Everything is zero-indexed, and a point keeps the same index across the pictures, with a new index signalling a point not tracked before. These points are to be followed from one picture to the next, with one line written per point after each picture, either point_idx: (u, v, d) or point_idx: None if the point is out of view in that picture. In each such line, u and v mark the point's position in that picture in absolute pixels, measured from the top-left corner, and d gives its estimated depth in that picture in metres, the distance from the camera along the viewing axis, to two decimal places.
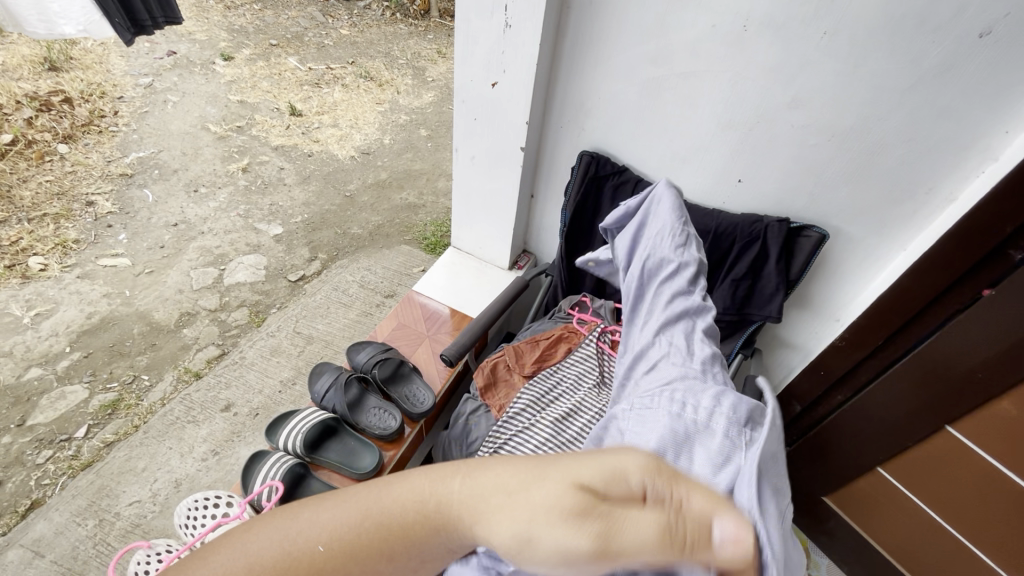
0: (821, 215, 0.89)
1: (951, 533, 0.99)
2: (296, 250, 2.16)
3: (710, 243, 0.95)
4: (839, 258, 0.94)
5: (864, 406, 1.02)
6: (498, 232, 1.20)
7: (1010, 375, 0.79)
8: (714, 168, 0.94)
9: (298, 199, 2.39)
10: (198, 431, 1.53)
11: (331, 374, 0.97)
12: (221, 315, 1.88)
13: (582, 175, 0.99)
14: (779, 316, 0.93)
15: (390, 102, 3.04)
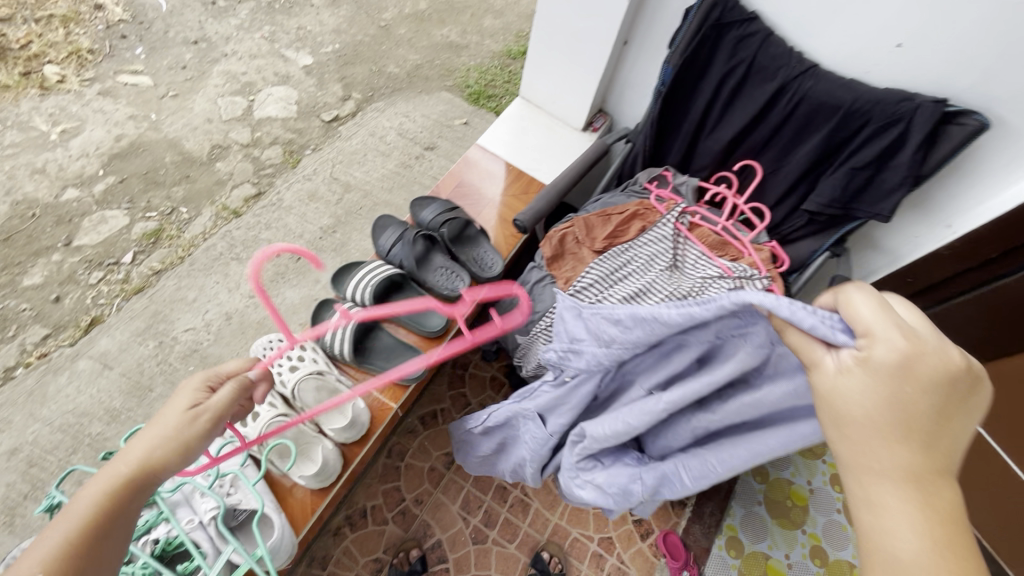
0: (985, 101, 0.75)
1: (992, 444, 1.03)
2: (328, 86, 2.02)
3: (837, 121, 0.82)
4: (979, 157, 0.81)
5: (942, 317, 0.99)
6: (575, 85, 1.04)
7: None
8: (872, 25, 0.76)
9: (328, 24, 2.17)
10: (242, 269, 1.55)
11: (396, 228, 0.90)
12: (254, 152, 1.81)
13: (702, 21, 0.82)
14: (890, 215, 0.84)
15: None
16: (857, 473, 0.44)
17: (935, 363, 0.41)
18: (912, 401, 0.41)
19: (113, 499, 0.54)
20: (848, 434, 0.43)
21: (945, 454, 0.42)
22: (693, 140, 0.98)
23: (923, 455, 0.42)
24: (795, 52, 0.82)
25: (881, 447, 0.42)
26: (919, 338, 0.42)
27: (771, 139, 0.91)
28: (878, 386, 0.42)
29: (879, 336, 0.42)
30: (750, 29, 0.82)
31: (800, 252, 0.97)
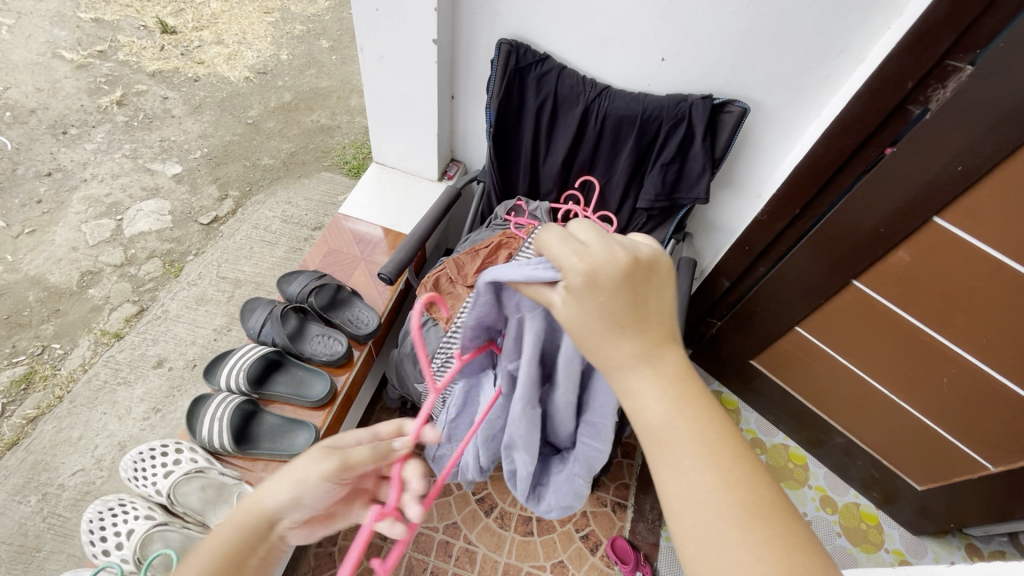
0: (743, 90, 0.90)
1: (857, 373, 1.15)
2: (202, 189, 2.00)
3: (639, 128, 0.94)
4: (758, 133, 0.95)
5: (782, 274, 1.12)
6: (419, 142, 1.12)
7: (905, 227, 0.90)
8: (638, 48, 0.89)
9: (193, 131, 2.18)
10: (132, 392, 1.46)
11: (265, 307, 0.90)
12: (130, 269, 1.74)
13: (503, 67, 0.93)
14: (706, 196, 0.96)
15: (279, 10, 2.78)
16: (611, 373, 0.49)
17: (610, 268, 0.47)
18: (614, 302, 0.47)
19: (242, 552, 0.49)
20: (591, 349, 0.49)
21: (660, 330, 0.49)
22: (533, 168, 1.08)
23: (640, 338, 0.47)
24: (588, 79, 0.95)
25: (609, 345, 0.48)
26: (590, 254, 0.47)
27: (594, 154, 1.02)
28: (589, 307, 0.47)
29: (567, 269, 0.47)
30: (546, 67, 0.94)
31: None
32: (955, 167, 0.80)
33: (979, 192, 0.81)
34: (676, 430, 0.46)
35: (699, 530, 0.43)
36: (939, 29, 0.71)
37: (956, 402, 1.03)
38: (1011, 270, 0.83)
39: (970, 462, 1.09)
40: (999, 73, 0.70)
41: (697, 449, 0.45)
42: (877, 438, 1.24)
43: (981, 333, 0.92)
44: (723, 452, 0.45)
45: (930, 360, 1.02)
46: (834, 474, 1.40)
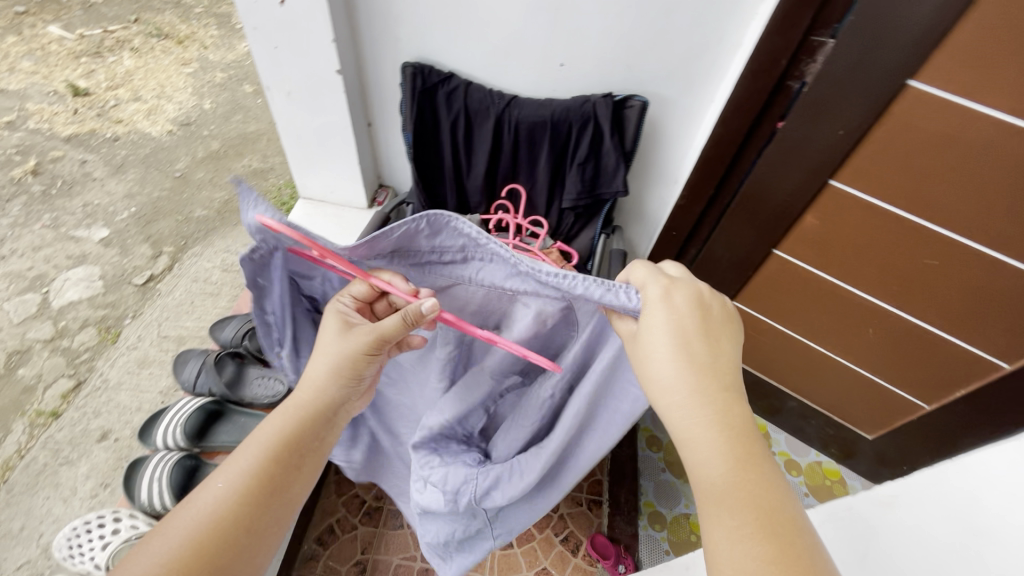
0: (640, 84, 0.94)
1: (796, 336, 1.21)
2: (133, 250, 1.93)
3: (551, 132, 0.97)
4: (663, 123, 1.00)
5: (711, 253, 1.17)
6: (343, 172, 1.12)
7: (808, 192, 0.96)
8: (537, 56, 0.93)
9: (117, 191, 2.11)
10: (76, 470, 1.38)
11: (200, 359, 0.91)
12: (62, 342, 1.66)
13: (411, 90, 0.95)
14: (625, 188, 1.00)
15: (198, 60, 2.75)
16: (668, 415, 0.53)
17: (686, 294, 0.55)
18: (695, 353, 0.54)
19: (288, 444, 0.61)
20: (644, 372, 0.54)
21: (725, 395, 0.52)
22: (459, 184, 1.09)
23: (694, 367, 0.53)
24: (495, 92, 0.98)
25: (657, 370, 0.53)
26: (675, 279, 0.56)
27: (515, 163, 1.04)
28: (659, 317, 0.53)
29: (648, 282, 0.55)
30: (452, 84, 0.96)
31: (584, 243, 1.12)
32: (838, 131, 0.86)
33: (863, 152, 0.87)
34: (711, 455, 0.50)
35: (723, 530, 0.47)
36: (798, 9, 0.76)
37: (884, 348, 1.09)
38: (905, 219, 0.90)
39: (907, 404, 1.16)
40: (857, 42, 0.76)
41: (724, 468, 0.49)
42: (825, 395, 1.29)
43: (890, 280, 0.98)
44: (754, 483, 0.48)
45: (853, 313, 1.08)
46: (794, 438, 1.44)
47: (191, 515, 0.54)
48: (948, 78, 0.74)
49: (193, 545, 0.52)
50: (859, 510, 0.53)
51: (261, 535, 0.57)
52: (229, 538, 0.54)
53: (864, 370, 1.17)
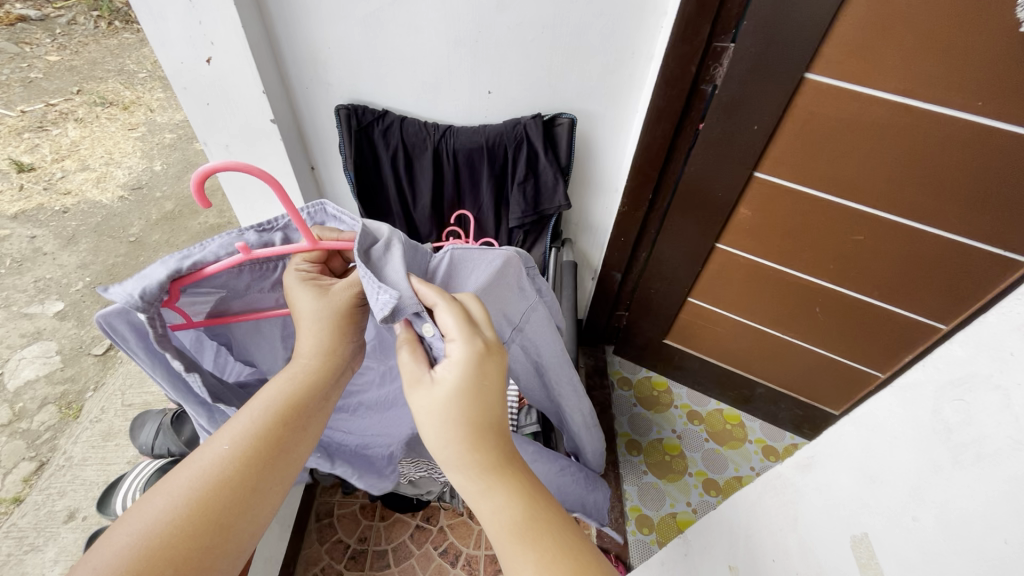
0: (566, 102, 0.99)
1: (751, 324, 1.26)
2: (91, 320, 1.89)
3: (488, 156, 1.01)
4: (594, 137, 1.05)
5: (659, 253, 1.21)
6: None
7: (737, 186, 1.01)
8: (465, 87, 0.97)
9: (70, 263, 2.07)
10: (43, 556, 1.32)
11: (156, 421, 0.90)
12: (21, 424, 1.60)
13: (347, 130, 0.97)
14: (567, 201, 1.04)
15: (145, 123, 2.75)
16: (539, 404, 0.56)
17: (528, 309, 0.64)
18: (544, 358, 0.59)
19: (289, 410, 0.53)
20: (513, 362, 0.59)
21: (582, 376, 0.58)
22: (408, 216, 1.11)
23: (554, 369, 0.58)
24: (429, 123, 1.01)
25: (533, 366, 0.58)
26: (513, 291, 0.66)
27: (458, 189, 1.07)
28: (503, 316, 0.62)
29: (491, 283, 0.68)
30: (387, 121, 0.99)
31: (536, 259, 1.15)
32: (753, 127, 0.91)
33: (779, 142, 0.93)
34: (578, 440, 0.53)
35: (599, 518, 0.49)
36: (696, 20, 0.81)
37: (833, 325, 1.14)
38: (827, 200, 0.95)
39: (865, 374, 1.20)
40: (755, 43, 0.81)
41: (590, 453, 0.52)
42: (788, 378, 1.33)
43: (826, 259, 1.03)
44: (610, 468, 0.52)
45: (799, 294, 1.13)
46: (768, 423, 1.48)
47: (190, 475, 0.46)
48: (839, 68, 0.80)
49: (195, 506, 0.45)
50: (787, 475, 0.56)
51: (269, 495, 0.50)
52: (235, 499, 0.47)
53: (820, 348, 1.21)
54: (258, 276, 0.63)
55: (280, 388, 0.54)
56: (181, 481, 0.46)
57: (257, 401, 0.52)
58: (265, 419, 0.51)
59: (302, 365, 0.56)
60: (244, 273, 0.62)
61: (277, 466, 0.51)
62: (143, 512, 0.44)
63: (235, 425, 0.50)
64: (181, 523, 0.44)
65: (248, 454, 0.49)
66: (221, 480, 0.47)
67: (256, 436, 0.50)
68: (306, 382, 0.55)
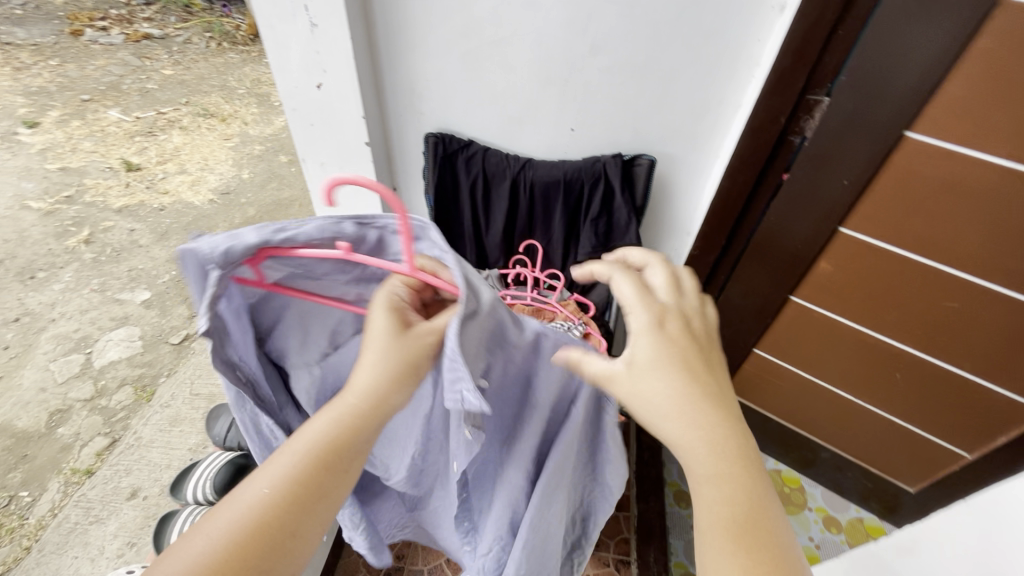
0: (647, 144, 1.00)
1: (821, 384, 1.19)
2: (172, 311, 2.03)
3: (565, 191, 1.03)
4: (672, 179, 1.05)
5: (728, 301, 1.18)
6: None
7: (820, 240, 0.98)
8: (549, 123, 1.00)
9: (160, 256, 2.25)
10: (105, 529, 1.40)
11: (230, 415, 0.98)
12: (101, 401, 1.72)
13: (433, 156, 1.02)
14: (638, 240, 1.04)
15: (239, 135, 3.00)
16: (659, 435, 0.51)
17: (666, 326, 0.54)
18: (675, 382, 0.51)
19: (328, 453, 0.51)
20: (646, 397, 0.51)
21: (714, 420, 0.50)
22: (478, 242, 1.14)
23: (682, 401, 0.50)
24: (511, 155, 1.04)
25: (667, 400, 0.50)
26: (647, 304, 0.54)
27: (531, 220, 1.09)
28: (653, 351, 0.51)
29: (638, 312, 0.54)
30: (471, 150, 1.04)
31: (600, 295, 1.15)
32: (843, 181, 0.89)
33: (870, 199, 0.89)
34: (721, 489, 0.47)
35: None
36: (792, 72, 0.80)
37: (916, 394, 1.06)
38: (920, 263, 0.91)
39: (949, 453, 1.11)
40: (854, 98, 0.80)
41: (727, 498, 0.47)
42: (858, 445, 1.25)
43: (913, 324, 0.97)
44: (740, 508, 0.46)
45: (878, 358, 1.06)
46: (831, 492, 1.38)
47: (230, 517, 0.47)
48: (942, 129, 0.78)
49: (236, 548, 0.46)
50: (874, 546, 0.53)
51: (309, 538, 0.50)
52: (275, 543, 0.48)
53: (898, 418, 1.13)
54: (342, 271, 0.58)
55: (323, 428, 0.52)
56: (222, 519, 0.47)
57: (301, 441, 0.51)
58: (304, 462, 0.50)
59: (346, 407, 0.53)
60: (328, 261, 0.57)
61: (315, 510, 0.50)
62: (189, 548, 0.46)
63: (276, 467, 0.50)
64: (227, 561, 0.45)
65: (288, 496, 0.49)
66: (260, 524, 0.47)
67: (298, 479, 0.50)
68: (350, 424, 0.53)
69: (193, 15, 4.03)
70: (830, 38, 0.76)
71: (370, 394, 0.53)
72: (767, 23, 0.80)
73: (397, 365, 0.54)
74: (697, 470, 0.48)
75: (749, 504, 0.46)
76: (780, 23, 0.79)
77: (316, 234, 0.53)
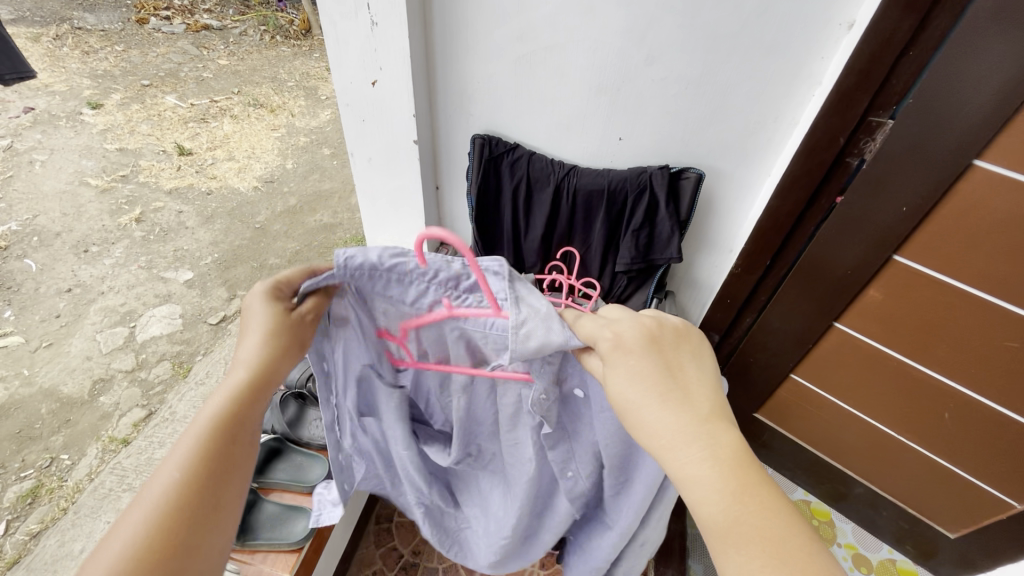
0: (696, 157, 0.98)
1: (859, 415, 1.15)
2: (211, 292, 2.10)
3: (608, 200, 1.02)
4: (718, 195, 1.03)
5: (767, 322, 1.15)
6: (410, 229, 1.21)
7: (871, 267, 0.94)
8: (596, 131, 1.00)
9: (205, 239, 2.33)
10: None
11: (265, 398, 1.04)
12: (140, 374, 1.79)
13: (479, 158, 1.03)
14: (679, 255, 1.02)
15: (285, 126, 3.08)
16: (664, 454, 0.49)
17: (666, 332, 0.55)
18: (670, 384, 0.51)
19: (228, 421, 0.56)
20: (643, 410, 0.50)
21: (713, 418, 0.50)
22: (517, 245, 1.14)
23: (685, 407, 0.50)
24: (555, 161, 1.04)
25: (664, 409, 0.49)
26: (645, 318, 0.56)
27: (571, 226, 1.08)
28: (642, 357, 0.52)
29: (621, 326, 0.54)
30: (517, 154, 1.04)
31: (635, 307, 1.14)
32: (901, 208, 0.85)
33: (930, 228, 0.86)
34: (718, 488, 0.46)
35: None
36: (855, 92, 0.77)
37: (965, 436, 1.01)
38: (979, 299, 0.86)
39: (995, 501, 1.05)
40: (920, 123, 0.77)
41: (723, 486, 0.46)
42: (896, 483, 1.19)
43: (967, 361, 0.93)
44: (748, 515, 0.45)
45: (927, 394, 1.01)
46: (863, 529, 1.33)
47: (146, 509, 0.50)
48: (1015, 160, 0.74)
49: (155, 534, 0.49)
50: None
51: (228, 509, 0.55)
52: (194, 515, 0.52)
53: (942, 459, 1.08)
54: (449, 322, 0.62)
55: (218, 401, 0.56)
56: (138, 510, 0.50)
57: (203, 418, 0.56)
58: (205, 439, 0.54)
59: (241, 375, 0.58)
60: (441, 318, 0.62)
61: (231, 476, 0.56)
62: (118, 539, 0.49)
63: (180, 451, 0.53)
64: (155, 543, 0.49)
65: (199, 471, 0.53)
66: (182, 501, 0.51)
67: (209, 453, 0.54)
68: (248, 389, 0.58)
69: (251, 8, 4.18)
70: (899, 59, 0.74)
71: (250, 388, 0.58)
72: (832, 42, 0.77)
73: (267, 356, 0.58)
74: (684, 487, 0.47)
75: (732, 507, 0.45)
76: (846, 41, 0.76)
77: (422, 294, 0.59)
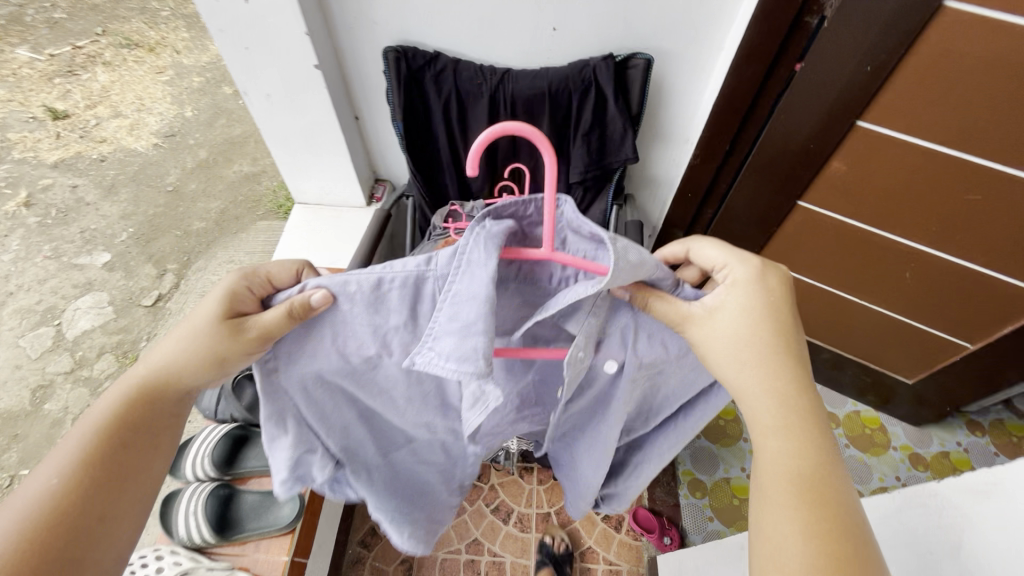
0: (642, 40, 0.87)
1: (824, 287, 1.17)
2: (138, 271, 1.91)
3: (551, 105, 0.90)
4: (669, 79, 0.93)
5: (730, 210, 1.11)
6: (337, 170, 1.08)
7: (834, 136, 0.89)
8: (526, 23, 0.86)
9: (112, 213, 2.07)
10: None
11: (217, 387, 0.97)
12: (83, 372, 1.66)
13: (396, 75, 0.87)
14: (635, 154, 0.94)
15: (172, 66, 2.66)
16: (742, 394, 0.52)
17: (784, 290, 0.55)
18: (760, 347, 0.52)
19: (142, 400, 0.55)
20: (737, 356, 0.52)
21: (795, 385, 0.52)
22: (460, 170, 1.03)
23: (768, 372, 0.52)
24: (485, 67, 0.91)
25: (769, 366, 0.52)
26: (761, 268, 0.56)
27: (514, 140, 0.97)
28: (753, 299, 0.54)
29: (733, 263, 0.56)
30: (439, 65, 0.89)
31: (595, 218, 1.06)
32: (865, 68, 0.79)
33: (894, 86, 0.80)
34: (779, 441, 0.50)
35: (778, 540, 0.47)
36: None
37: (925, 292, 1.04)
38: (943, 155, 0.83)
39: (950, 346, 1.11)
40: None
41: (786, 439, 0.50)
42: (859, 344, 1.25)
43: (929, 220, 0.92)
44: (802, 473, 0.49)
45: (889, 258, 1.02)
46: (829, 388, 1.41)
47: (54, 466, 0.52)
48: None
49: (52, 505, 0.50)
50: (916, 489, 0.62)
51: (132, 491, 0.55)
52: (86, 495, 0.51)
53: (902, 316, 1.12)
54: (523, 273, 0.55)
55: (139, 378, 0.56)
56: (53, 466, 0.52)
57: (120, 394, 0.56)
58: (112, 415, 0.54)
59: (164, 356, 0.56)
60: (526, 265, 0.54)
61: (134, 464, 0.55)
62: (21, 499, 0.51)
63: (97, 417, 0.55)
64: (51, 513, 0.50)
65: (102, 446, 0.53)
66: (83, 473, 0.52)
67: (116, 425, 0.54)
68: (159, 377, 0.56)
69: None
70: None
71: (182, 358, 0.55)
72: None
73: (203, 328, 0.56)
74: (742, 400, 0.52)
75: (801, 459, 0.49)
76: None
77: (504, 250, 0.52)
